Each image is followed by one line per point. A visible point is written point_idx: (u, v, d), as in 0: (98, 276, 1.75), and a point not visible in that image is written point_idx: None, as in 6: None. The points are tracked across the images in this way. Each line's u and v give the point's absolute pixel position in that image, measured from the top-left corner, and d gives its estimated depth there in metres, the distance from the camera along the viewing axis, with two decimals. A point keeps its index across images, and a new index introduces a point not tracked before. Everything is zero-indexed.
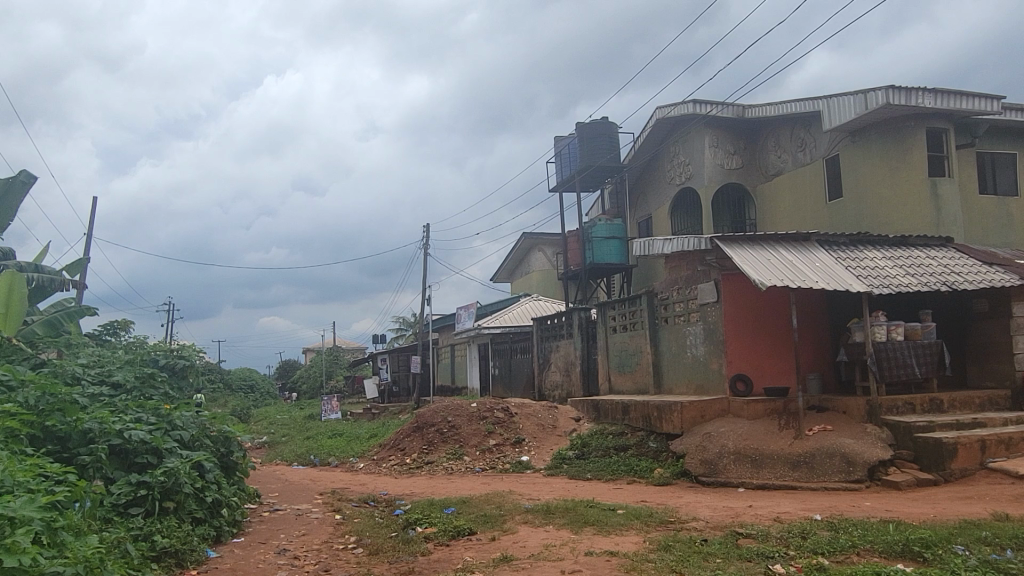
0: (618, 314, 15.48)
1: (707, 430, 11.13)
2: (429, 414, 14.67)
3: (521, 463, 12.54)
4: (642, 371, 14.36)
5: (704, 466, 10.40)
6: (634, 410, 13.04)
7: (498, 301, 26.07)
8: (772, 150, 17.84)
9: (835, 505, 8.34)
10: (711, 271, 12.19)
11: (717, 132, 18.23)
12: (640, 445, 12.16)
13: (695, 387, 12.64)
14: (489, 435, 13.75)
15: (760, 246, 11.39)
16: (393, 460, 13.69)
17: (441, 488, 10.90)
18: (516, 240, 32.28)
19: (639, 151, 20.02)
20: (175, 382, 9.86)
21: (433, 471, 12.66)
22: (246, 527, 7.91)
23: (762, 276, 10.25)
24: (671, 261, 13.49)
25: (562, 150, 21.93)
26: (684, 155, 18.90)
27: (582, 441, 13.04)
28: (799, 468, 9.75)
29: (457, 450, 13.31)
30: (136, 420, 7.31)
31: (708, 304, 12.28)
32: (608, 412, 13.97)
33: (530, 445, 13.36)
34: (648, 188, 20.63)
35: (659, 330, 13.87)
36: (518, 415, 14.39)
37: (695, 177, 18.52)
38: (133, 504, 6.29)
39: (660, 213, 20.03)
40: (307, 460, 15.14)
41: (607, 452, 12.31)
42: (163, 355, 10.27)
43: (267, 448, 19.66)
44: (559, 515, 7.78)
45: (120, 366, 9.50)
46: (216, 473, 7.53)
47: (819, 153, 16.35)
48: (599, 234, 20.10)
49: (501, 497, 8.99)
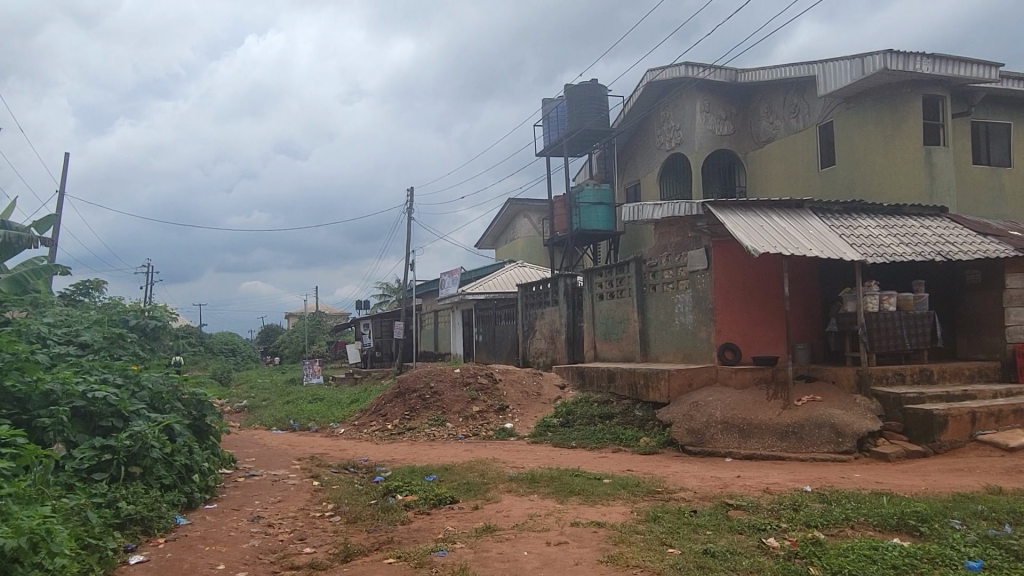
0: (604, 281, 15.21)
1: (694, 399, 10.95)
2: (412, 379, 14.41)
3: (504, 430, 12.34)
4: (629, 338, 14.15)
5: (691, 435, 10.24)
6: (620, 378, 12.85)
7: (483, 267, 25.72)
8: (765, 116, 17.47)
9: (824, 476, 8.19)
10: (701, 238, 11.91)
11: (710, 97, 17.82)
12: (626, 413, 11.98)
13: (682, 356, 12.45)
14: (473, 402, 13.52)
15: (753, 213, 11.10)
16: (374, 425, 13.44)
17: (423, 454, 10.67)
18: (502, 205, 31.83)
19: (629, 115, 19.57)
20: (146, 343, 9.46)
21: (415, 437, 12.44)
22: (220, 492, 7.63)
23: (755, 244, 9.97)
24: (660, 227, 13.19)
25: (550, 114, 21.39)
26: (675, 120, 18.49)
27: (567, 408, 12.84)
28: (788, 438, 9.61)
29: (440, 417, 13.08)
30: (101, 382, 6.96)
31: (697, 271, 12.02)
32: (593, 379, 13.78)
33: (514, 412, 13.16)
34: (638, 153, 20.23)
35: (647, 297, 13.62)
36: (502, 381, 14.17)
37: (686, 143, 18.14)
38: (96, 469, 5.97)
39: (649, 179, 19.68)
40: (286, 425, 14.86)
41: (592, 420, 12.14)
42: (133, 315, 9.65)
43: (246, 413, 19.36)
44: (545, 484, 7.56)
45: (88, 326, 9.09)
46: (187, 438, 7.21)
47: (813, 120, 16.02)
48: (587, 199, 19.74)
49: (485, 464, 8.76)
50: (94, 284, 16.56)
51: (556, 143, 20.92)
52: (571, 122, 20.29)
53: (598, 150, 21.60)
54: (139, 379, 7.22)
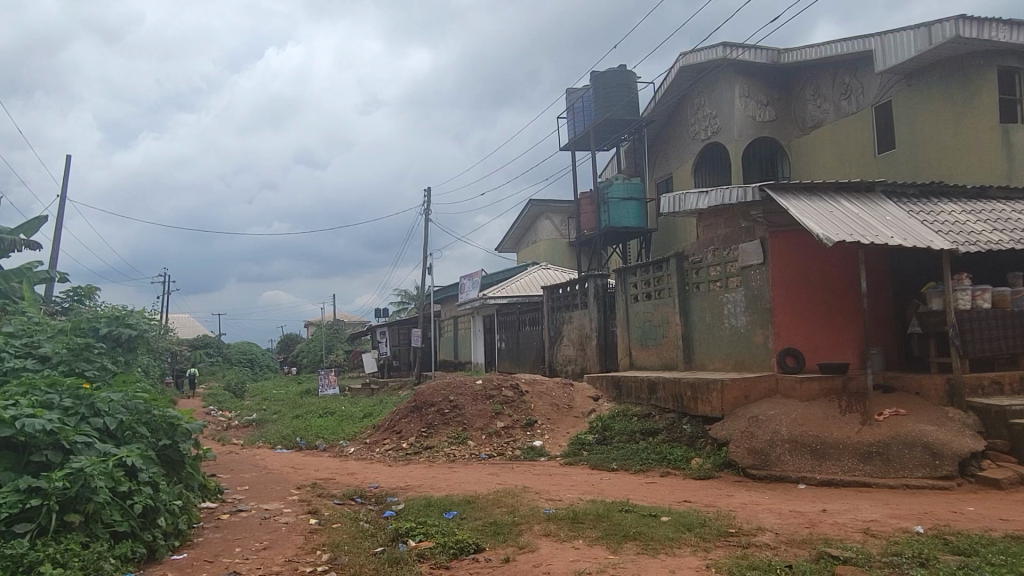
0: (640, 281, 13.77)
1: (753, 413, 9.48)
2: (429, 392, 13.03)
3: (533, 450, 10.93)
4: (670, 344, 12.69)
5: (753, 456, 8.76)
6: (663, 389, 11.39)
7: (504, 270, 24.33)
8: (811, 99, 15.95)
9: (932, 511, 6.67)
10: (755, 229, 10.44)
11: (749, 80, 16.38)
12: (672, 429, 10.51)
13: (734, 363, 10.98)
14: (497, 417, 12.11)
15: (818, 197, 9.63)
16: (388, 444, 12.07)
17: (442, 480, 9.28)
18: (523, 207, 30.43)
19: (660, 103, 18.13)
20: (117, 355, 8.15)
21: (433, 458, 11.06)
22: (195, 537, 6.28)
23: (826, 231, 8.49)
24: (705, 218, 11.72)
25: (575, 105, 19.91)
26: (710, 107, 17.04)
27: (603, 424, 11.40)
28: (871, 460, 8.11)
29: (461, 434, 11.69)
30: (42, 405, 5.68)
31: (751, 266, 10.54)
32: (631, 391, 12.33)
33: (543, 429, 11.74)
34: (669, 144, 18.77)
35: (690, 298, 12.16)
36: (529, 393, 12.74)
37: (723, 130, 16.66)
38: (19, 518, 4.70)
39: (683, 171, 18.20)
40: (293, 443, 13.53)
41: (633, 437, 10.70)
42: (104, 322, 8.25)
43: (254, 427, 18.09)
44: (590, 524, 6.12)
45: (51, 339, 7.81)
46: (152, 472, 5.90)
47: (868, 100, 14.46)
48: (616, 194, 18.28)
49: (515, 496, 7.35)
50: (86, 291, 15.43)
51: (582, 135, 19.47)
52: (599, 112, 18.83)
53: (626, 142, 20.15)
54: (93, 400, 5.92)
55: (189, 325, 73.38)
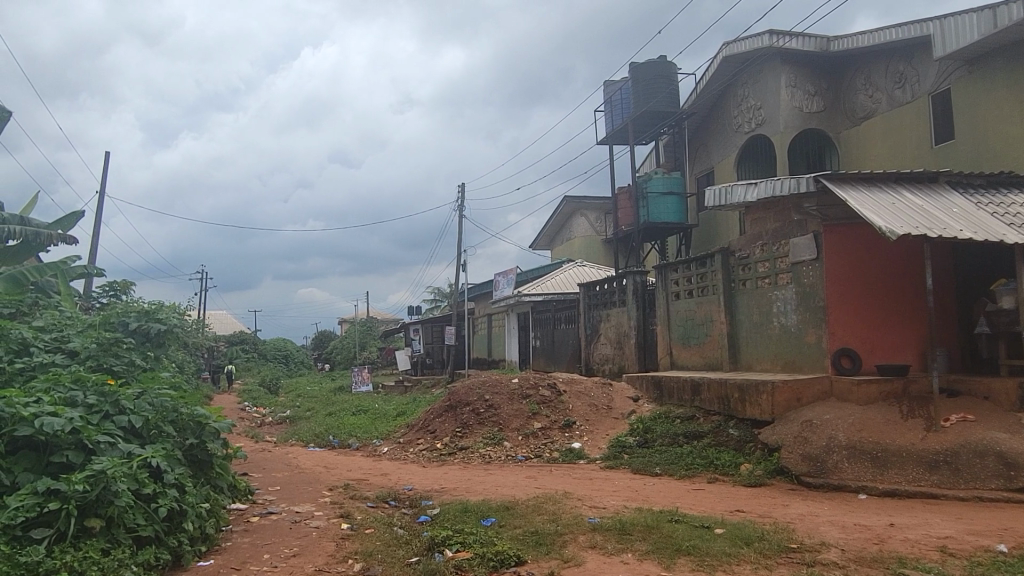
0: (682, 278, 13.26)
1: (807, 417, 8.96)
2: (464, 391, 12.70)
3: (572, 452, 10.53)
4: (714, 344, 12.18)
5: (808, 463, 8.25)
6: (707, 390, 10.89)
7: (539, 266, 23.94)
8: (861, 88, 15.26)
9: (1012, 528, 6.11)
10: (807, 222, 9.90)
11: (796, 70, 15.76)
12: (718, 433, 10.02)
13: (783, 364, 10.45)
14: (533, 417, 11.72)
15: (878, 188, 9.07)
16: (421, 444, 11.77)
17: (477, 483, 8.93)
18: (557, 204, 30.00)
19: (702, 94, 17.58)
20: (145, 350, 7.95)
21: (468, 459, 10.73)
22: (222, 541, 6.01)
23: (889, 223, 7.95)
24: (753, 211, 11.20)
25: (613, 98, 19.41)
26: (755, 98, 16.45)
27: (644, 426, 10.95)
28: (938, 470, 7.54)
29: (496, 435, 11.33)
30: (65, 403, 5.46)
31: (803, 262, 10.00)
32: (672, 392, 11.85)
33: (582, 430, 11.33)
34: (711, 137, 18.18)
35: (736, 295, 11.63)
36: (567, 393, 12.33)
37: (769, 122, 16.07)
38: (37, 523, 4.46)
39: (725, 165, 17.61)
40: (325, 442, 13.31)
41: (676, 441, 10.24)
42: (134, 317, 8.05)
43: (288, 425, 17.97)
44: (638, 536, 5.71)
45: (81, 334, 7.64)
46: (178, 473, 5.65)
47: (924, 89, 13.72)
48: (655, 188, 17.77)
49: (555, 502, 6.95)
50: (121, 286, 15.40)
51: (620, 128, 18.97)
52: (638, 105, 18.32)
53: (666, 136, 19.60)
54: (119, 397, 5.68)
55: (226, 322, 74.37)
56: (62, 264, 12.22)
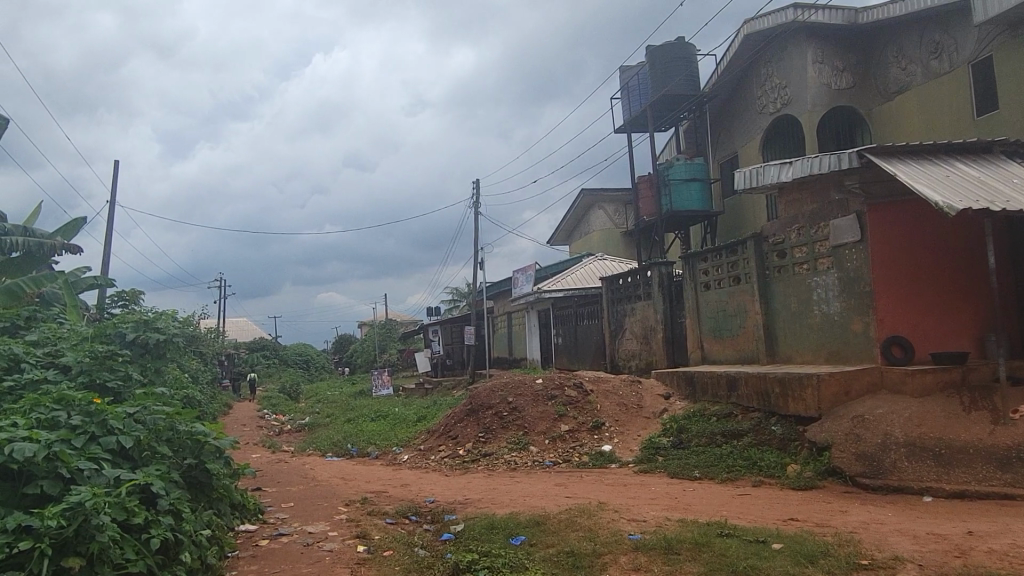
0: (711, 267, 12.58)
1: (858, 412, 8.28)
2: (485, 393, 12.11)
3: (602, 456, 9.91)
4: (749, 336, 11.49)
5: (864, 463, 7.56)
6: (745, 385, 10.21)
7: (559, 262, 23.31)
8: (893, 61, 14.47)
9: None
10: (850, 202, 9.20)
11: (822, 46, 15.05)
12: (760, 431, 9.35)
13: (826, 355, 9.76)
14: (560, 419, 11.10)
15: (927, 161, 8.39)
16: (443, 451, 11.20)
17: (504, 493, 8.35)
18: (574, 197, 29.33)
19: (723, 75, 16.88)
20: (144, 362, 7.43)
21: (492, 466, 10.15)
22: (226, 571, 5.47)
23: (945, 196, 7.28)
24: (788, 193, 10.49)
25: (630, 83, 18.68)
26: (779, 76, 15.74)
27: (678, 426, 10.31)
28: (1011, 467, 6.85)
29: (521, 439, 10.73)
30: (44, 425, 4.94)
31: (846, 245, 9.31)
32: (706, 388, 11.19)
33: (612, 432, 10.71)
34: (734, 120, 17.43)
35: (771, 283, 10.94)
36: (595, 392, 11.70)
37: (795, 101, 15.33)
38: (7, 566, 3.95)
39: (750, 148, 16.87)
40: (344, 450, 12.80)
41: (713, 441, 9.61)
42: (131, 327, 7.53)
43: (307, 432, 17.52)
44: (687, 556, 5.08)
45: (76, 347, 7.13)
46: (174, 498, 5.12)
47: (962, 58, 12.91)
48: (677, 175, 17.08)
49: (590, 516, 6.35)
50: (131, 296, 15.00)
51: (639, 115, 18.26)
52: (657, 89, 17.59)
53: (686, 120, 18.88)
54: (105, 416, 5.16)
55: (245, 329, 74.45)
56: (60, 275, 11.74)
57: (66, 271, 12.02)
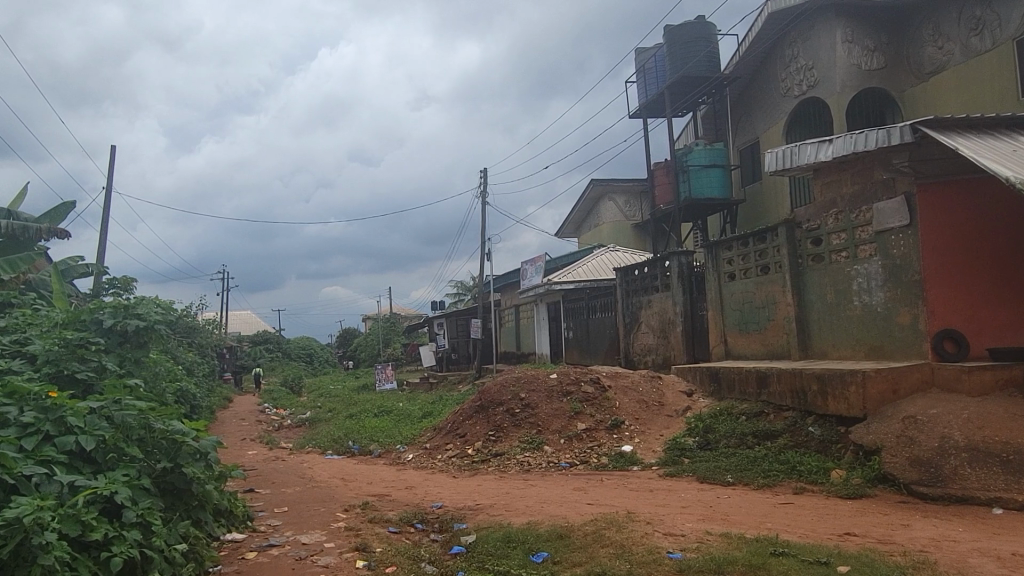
0: (737, 256, 11.80)
1: (909, 413, 7.52)
2: (495, 389, 11.37)
3: (623, 457, 9.19)
4: (778, 330, 10.72)
5: (920, 470, 6.80)
6: (777, 382, 9.46)
7: (569, 253, 22.53)
8: (929, 40, 13.65)
9: None
10: (898, 183, 8.41)
11: (852, 24, 14.25)
12: (795, 432, 8.61)
13: (867, 350, 9.00)
14: (576, 417, 10.35)
15: (989, 135, 7.62)
16: (450, 450, 10.48)
17: (518, 499, 7.61)
18: (584, 187, 28.52)
19: (746, 56, 16.08)
20: (122, 352, 6.67)
21: (503, 467, 9.43)
22: None
23: (1015, 170, 6.53)
24: (825, 174, 9.70)
25: (646, 65, 17.84)
26: (805, 57, 14.95)
27: (705, 425, 9.58)
28: None
29: (535, 438, 10.00)
30: None
31: (892, 230, 8.55)
32: (732, 384, 10.44)
33: (632, 431, 9.98)
34: (756, 104, 16.63)
35: (804, 273, 10.15)
36: (613, 388, 10.95)
37: (823, 83, 14.54)
38: None
39: (773, 133, 16.08)
40: (344, 448, 12.09)
41: (744, 442, 8.88)
42: (108, 314, 6.77)
43: (308, 428, 16.83)
44: None
45: (45, 334, 6.39)
46: (142, 509, 4.37)
47: (1006, 34, 12.01)
48: (696, 161, 16.29)
49: (619, 529, 5.60)
50: (123, 284, 14.24)
51: (656, 98, 17.44)
52: (675, 71, 16.78)
53: (705, 105, 18.07)
54: (63, 412, 4.45)
55: (248, 322, 73.95)
56: (35, 258, 10.91)
57: (44, 254, 11.19)
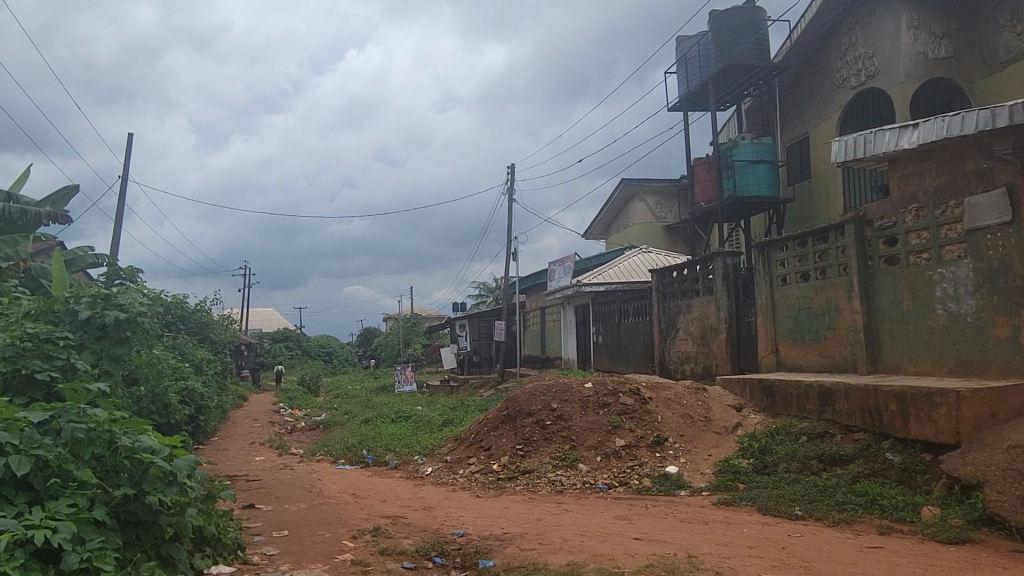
0: (793, 257, 10.68)
1: (1014, 441, 6.38)
2: (524, 398, 10.36)
3: (669, 480, 8.14)
4: (841, 340, 9.60)
5: None
6: (845, 400, 8.35)
7: (600, 255, 21.45)
8: (1006, 26, 12.33)
9: None
10: (998, 173, 7.30)
11: (919, 9, 13.02)
12: (870, 458, 7.52)
13: (952, 366, 7.88)
14: (613, 432, 9.29)
15: None
16: (473, 465, 9.49)
17: (552, 529, 6.59)
18: (613, 187, 27.42)
19: (797, 44, 14.93)
20: (99, 348, 5.78)
21: (533, 486, 8.42)
22: None
23: None
24: (904, 164, 8.57)
25: (688, 54, 16.77)
26: (865, 45, 13.77)
27: (760, 446, 8.52)
28: None
29: (568, 455, 8.97)
30: None
31: (989, 227, 7.42)
32: (789, 400, 9.34)
33: (676, 450, 8.91)
34: (807, 97, 15.47)
35: (875, 276, 9.02)
36: (654, 401, 9.88)
37: (884, 72, 13.37)
38: None
39: (825, 127, 14.91)
40: (358, 457, 11.14)
41: (808, 467, 7.80)
42: (84, 304, 5.87)
43: (322, 432, 15.94)
44: None
45: (8, 324, 5.51)
46: (91, 550, 3.45)
47: None
48: (742, 156, 15.16)
49: None
50: (128, 274, 13.37)
51: (697, 90, 16.35)
52: (720, 60, 15.67)
53: (750, 98, 16.94)
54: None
55: (269, 319, 73.73)
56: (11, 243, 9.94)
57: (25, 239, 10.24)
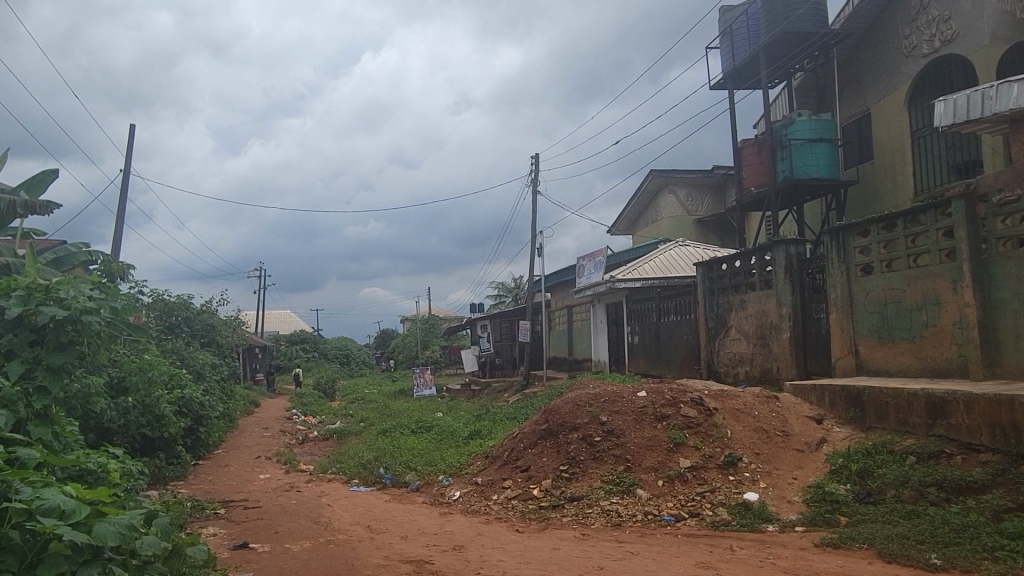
0: (876, 243, 9.16)
1: None
2: (566, 409, 8.90)
3: (752, 512, 6.66)
4: (944, 339, 8.09)
5: None
6: (965, 412, 6.85)
7: (632, 249, 19.95)
8: None
9: None
10: None
11: None
12: (1009, 487, 6.03)
13: None
14: (676, 450, 7.82)
15: None
16: (509, 490, 8.06)
17: None
18: (642, 179, 25.78)
19: (859, 9, 13.41)
20: (36, 357, 4.43)
21: (584, 519, 6.98)
22: None
23: None
24: None
25: (733, 26, 15.35)
26: (940, 5, 12.17)
27: (858, 469, 7.02)
28: None
29: (623, 479, 7.52)
30: None
31: None
32: (885, 411, 7.82)
33: (754, 473, 7.42)
34: (868, 69, 13.94)
35: (992, 263, 7.51)
36: (721, 412, 8.40)
37: (963, 36, 11.74)
38: None
39: (890, 102, 13.34)
40: (374, 477, 9.76)
41: (926, 497, 6.30)
42: (13, 300, 4.49)
43: (335, 443, 14.59)
44: None
45: None
46: None
47: None
48: (798, 135, 13.64)
49: None
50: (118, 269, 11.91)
51: (745, 63, 14.89)
52: (770, 29, 14.22)
53: (801, 74, 15.45)
54: None
55: (284, 321, 72.81)
56: None
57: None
